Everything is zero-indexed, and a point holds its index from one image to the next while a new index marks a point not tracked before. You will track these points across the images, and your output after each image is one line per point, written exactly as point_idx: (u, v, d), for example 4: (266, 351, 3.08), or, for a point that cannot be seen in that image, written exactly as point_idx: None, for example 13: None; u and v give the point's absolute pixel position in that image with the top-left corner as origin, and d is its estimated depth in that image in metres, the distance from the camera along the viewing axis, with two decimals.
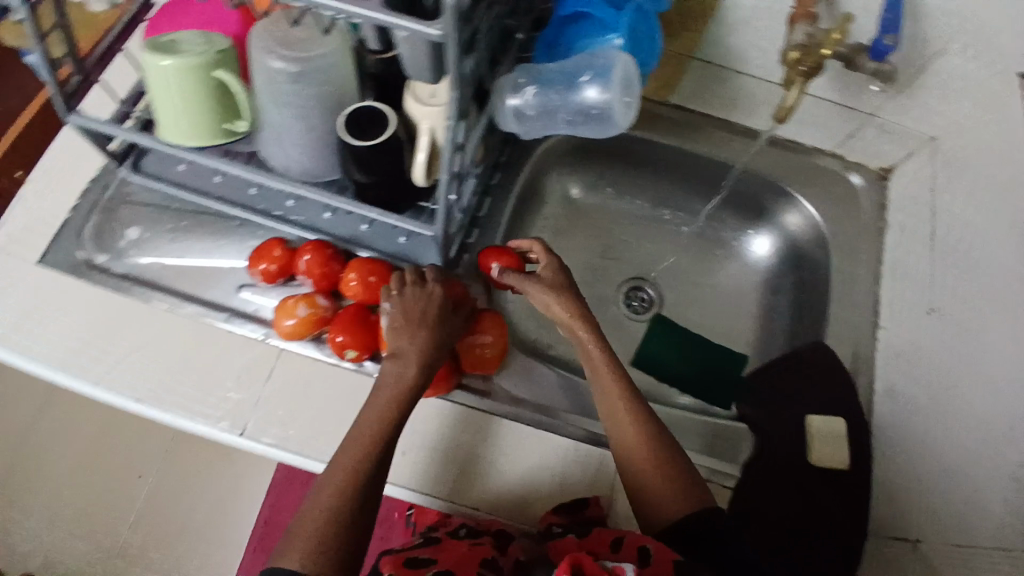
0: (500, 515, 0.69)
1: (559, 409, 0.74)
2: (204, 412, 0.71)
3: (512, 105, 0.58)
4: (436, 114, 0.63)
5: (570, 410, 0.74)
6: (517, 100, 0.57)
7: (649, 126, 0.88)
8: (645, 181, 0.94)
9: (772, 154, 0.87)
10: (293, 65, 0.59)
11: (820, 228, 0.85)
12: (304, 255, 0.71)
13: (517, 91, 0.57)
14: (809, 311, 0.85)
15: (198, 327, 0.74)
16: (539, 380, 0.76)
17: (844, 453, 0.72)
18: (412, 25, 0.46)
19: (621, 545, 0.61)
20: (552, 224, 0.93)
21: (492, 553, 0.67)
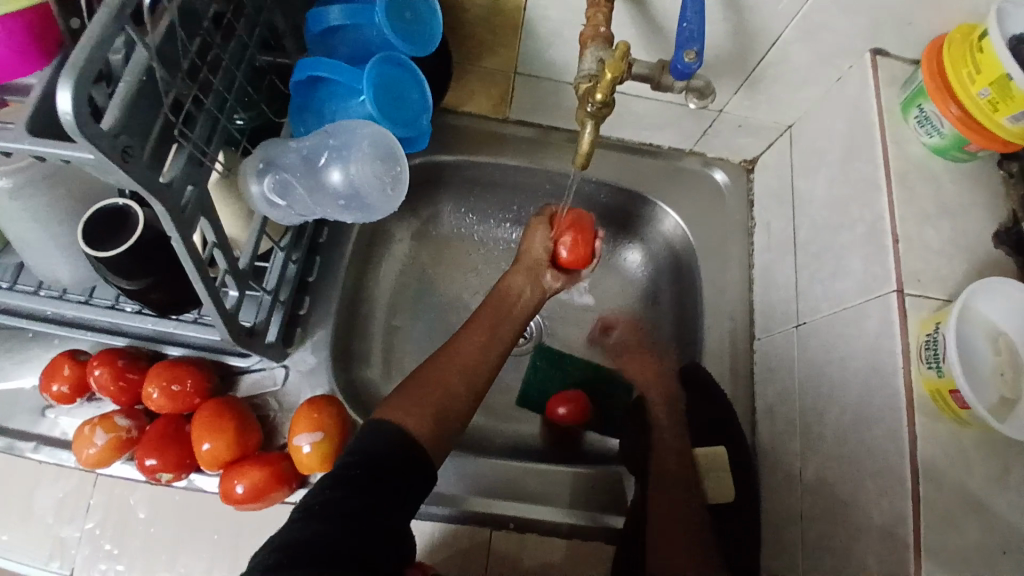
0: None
1: (467, 493, 0.68)
2: (27, 557, 0.62)
3: (257, 191, 0.53)
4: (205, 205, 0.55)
5: (478, 492, 0.68)
6: (261, 185, 0.53)
7: (495, 147, 0.80)
8: (504, 203, 0.85)
9: (627, 161, 0.82)
10: (5, 179, 0.51)
11: (687, 233, 0.79)
12: (93, 370, 0.63)
13: (260, 175, 0.52)
14: (686, 326, 0.79)
15: (3, 462, 0.65)
16: (448, 468, 0.70)
17: (728, 487, 0.68)
18: (64, 151, 0.38)
19: None
20: (408, 265, 0.84)
21: None
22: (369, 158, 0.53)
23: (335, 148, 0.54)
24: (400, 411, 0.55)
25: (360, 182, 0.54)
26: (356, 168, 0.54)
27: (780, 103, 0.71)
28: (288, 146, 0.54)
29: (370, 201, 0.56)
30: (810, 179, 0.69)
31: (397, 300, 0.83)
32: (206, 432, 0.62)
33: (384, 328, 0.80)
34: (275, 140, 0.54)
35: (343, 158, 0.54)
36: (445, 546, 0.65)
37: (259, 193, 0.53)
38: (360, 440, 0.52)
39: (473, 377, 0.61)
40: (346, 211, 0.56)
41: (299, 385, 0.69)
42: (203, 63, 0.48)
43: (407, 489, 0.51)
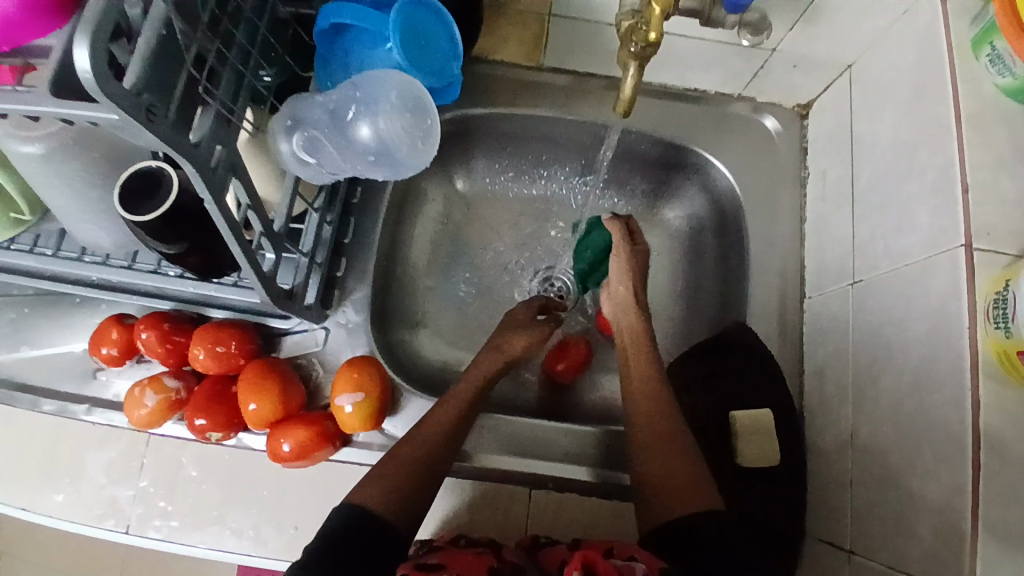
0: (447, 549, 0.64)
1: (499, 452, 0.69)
2: (86, 515, 0.65)
3: (286, 150, 0.49)
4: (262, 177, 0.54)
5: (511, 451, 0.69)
6: (289, 143, 0.49)
7: (531, 98, 0.76)
8: (539, 158, 0.82)
9: (669, 109, 0.77)
10: (40, 146, 0.51)
11: (734, 186, 0.75)
12: (140, 333, 0.63)
13: (287, 134, 0.49)
14: (731, 283, 0.76)
15: (60, 424, 0.68)
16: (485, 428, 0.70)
17: (772, 450, 0.65)
18: (85, 110, 0.37)
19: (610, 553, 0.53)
20: (443, 224, 0.83)
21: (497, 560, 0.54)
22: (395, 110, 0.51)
23: (360, 104, 0.52)
24: (371, 492, 0.55)
25: (387, 136, 0.53)
26: (382, 122, 0.52)
27: (837, 40, 0.65)
28: (313, 98, 0.51)
29: (398, 157, 0.54)
30: (870, 124, 0.65)
31: (435, 260, 0.82)
32: (252, 392, 0.62)
33: (420, 288, 0.79)
34: (298, 95, 0.51)
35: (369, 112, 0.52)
36: (478, 509, 0.66)
37: (288, 152, 0.49)
38: (333, 525, 0.52)
39: (428, 455, 0.59)
40: (376, 167, 0.54)
41: (341, 345, 0.69)
42: (223, 15, 0.46)
43: (381, 555, 0.51)
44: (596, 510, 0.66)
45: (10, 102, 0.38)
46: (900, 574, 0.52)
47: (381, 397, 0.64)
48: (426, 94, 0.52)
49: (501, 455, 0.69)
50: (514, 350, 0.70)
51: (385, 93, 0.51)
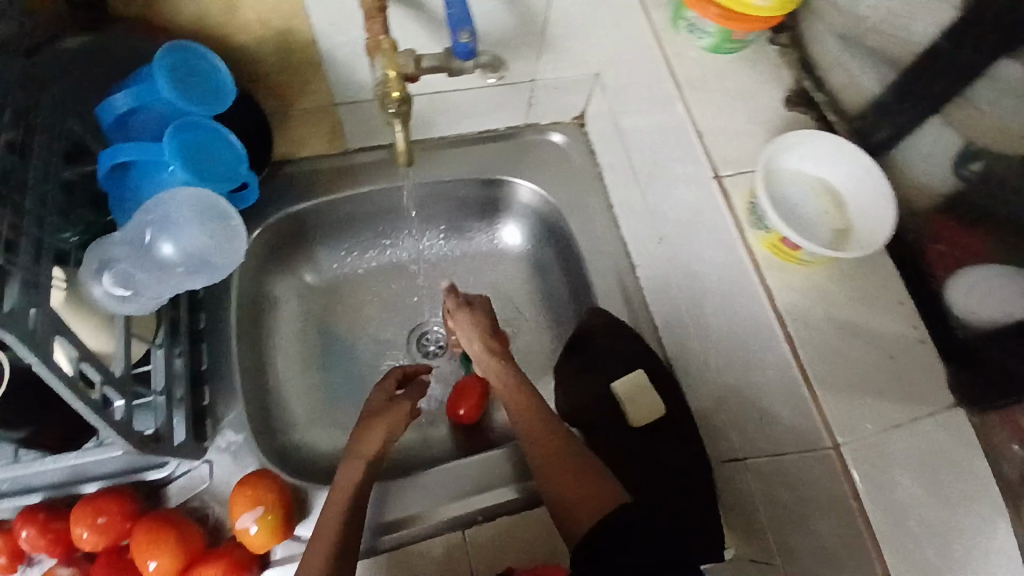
0: None
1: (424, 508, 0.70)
2: None
3: (101, 292, 0.53)
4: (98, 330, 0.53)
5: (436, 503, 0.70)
6: (103, 285, 0.53)
7: (345, 181, 0.82)
8: (372, 230, 0.87)
9: (470, 153, 0.86)
10: None
11: (549, 199, 0.85)
12: (20, 532, 0.60)
13: (97, 277, 0.53)
14: (576, 278, 0.85)
15: None
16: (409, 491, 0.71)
17: (655, 400, 0.71)
18: None
19: None
20: (304, 321, 0.85)
21: None
22: (193, 220, 0.56)
23: (158, 226, 0.56)
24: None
25: (195, 246, 0.57)
26: (184, 235, 0.56)
27: (577, 57, 0.78)
28: (110, 239, 0.55)
29: (212, 260, 0.59)
30: (628, 113, 0.77)
31: (307, 355, 0.83)
32: (149, 549, 0.59)
33: (301, 388, 0.80)
34: (96, 243, 0.54)
35: (168, 230, 0.56)
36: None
37: (104, 293, 0.53)
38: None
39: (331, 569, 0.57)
40: (191, 275, 0.58)
41: (229, 471, 0.67)
42: (5, 188, 0.47)
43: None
44: (516, 529, 0.68)
45: None
46: None
47: (287, 504, 0.63)
48: (220, 199, 0.58)
49: (403, 523, 0.69)
50: (374, 443, 0.66)
51: (178, 209, 0.55)
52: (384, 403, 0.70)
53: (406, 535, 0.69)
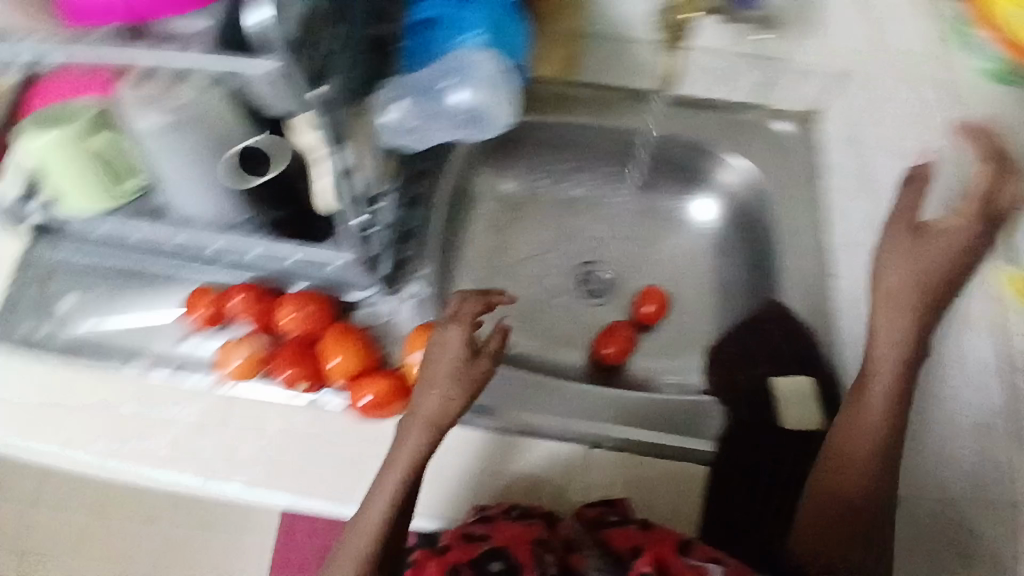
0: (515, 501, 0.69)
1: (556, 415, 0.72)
2: (162, 471, 0.68)
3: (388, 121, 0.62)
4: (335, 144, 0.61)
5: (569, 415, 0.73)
6: (394, 113, 0.62)
7: (568, 106, 0.86)
8: (575, 161, 0.91)
9: (689, 114, 0.85)
10: (170, 116, 0.58)
11: (760, 183, 0.84)
12: (232, 297, 0.72)
13: (394, 105, 0.62)
14: (757, 269, 0.84)
15: (140, 386, 0.71)
16: (551, 395, 0.74)
17: (813, 410, 0.72)
18: (248, 61, 0.45)
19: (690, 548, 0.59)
20: (490, 223, 0.91)
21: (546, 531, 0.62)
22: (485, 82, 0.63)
23: (457, 73, 0.63)
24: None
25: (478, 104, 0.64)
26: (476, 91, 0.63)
27: None
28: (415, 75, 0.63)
29: (489, 118, 0.65)
30: None
31: (484, 253, 0.90)
32: (337, 346, 0.69)
33: (472, 278, 0.87)
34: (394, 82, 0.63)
35: (466, 80, 0.63)
36: (494, 471, 0.70)
37: (389, 121, 0.62)
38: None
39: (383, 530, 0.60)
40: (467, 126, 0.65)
41: (407, 316, 0.76)
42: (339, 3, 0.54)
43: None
44: (604, 466, 0.70)
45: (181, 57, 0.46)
46: None
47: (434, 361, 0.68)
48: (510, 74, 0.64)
49: (500, 415, 0.72)
50: (430, 412, 0.62)
51: (476, 69, 0.62)
52: (454, 357, 0.63)
53: (498, 426, 0.72)
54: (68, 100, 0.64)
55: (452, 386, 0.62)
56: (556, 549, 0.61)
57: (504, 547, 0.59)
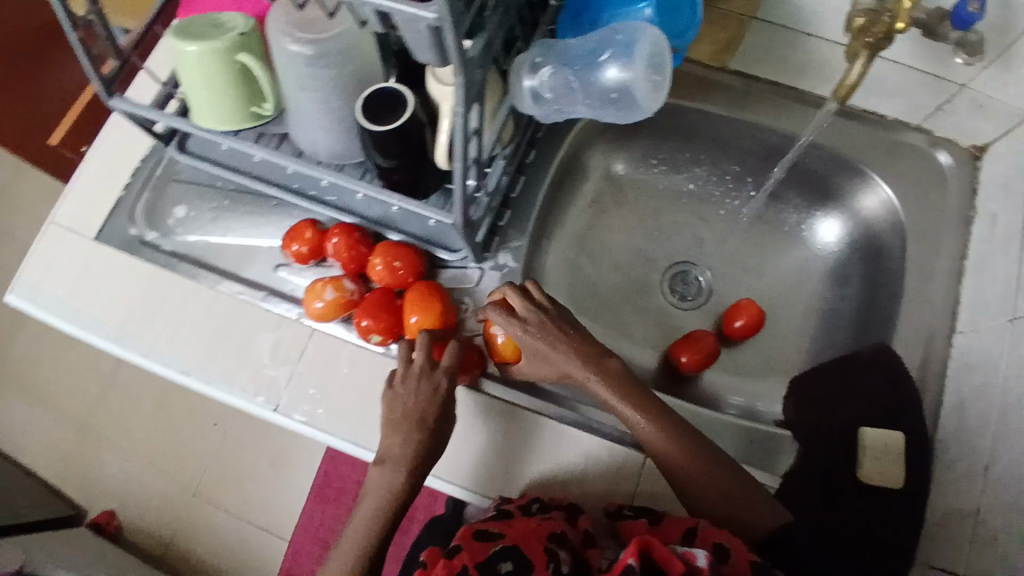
0: (560, 491, 0.70)
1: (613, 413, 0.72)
2: (242, 388, 0.72)
3: (529, 86, 0.55)
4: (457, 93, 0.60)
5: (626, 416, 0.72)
6: (533, 81, 0.54)
7: (705, 95, 0.80)
8: (696, 154, 0.86)
9: (835, 125, 0.78)
10: (310, 48, 0.58)
11: (898, 214, 0.76)
12: (333, 238, 0.70)
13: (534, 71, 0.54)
14: (870, 306, 0.78)
15: (234, 304, 0.75)
16: None
17: (899, 471, 0.67)
18: (407, 8, 0.43)
19: (693, 536, 0.62)
20: (593, 203, 0.88)
21: (563, 527, 0.65)
22: (641, 61, 0.52)
23: (610, 49, 0.53)
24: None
25: (624, 86, 0.54)
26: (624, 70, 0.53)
27: None
28: (567, 43, 0.55)
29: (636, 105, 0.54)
30: None
31: (581, 232, 0.87)
32: (415, 306, 0.69)
33: (563, 256, 0.85)
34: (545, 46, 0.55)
35: (620, 59, 0.53)
36: (531, 454, 0.71)
37: (530, 87, 0.55)
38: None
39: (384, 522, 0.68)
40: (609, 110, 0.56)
41: (493, 286, 0.75)
42: None
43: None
44: (653, 474, 0.69)
45: None
46: None
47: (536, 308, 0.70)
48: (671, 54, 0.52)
49: (550, 399, 0.73)
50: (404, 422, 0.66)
51: (636, 45, 0.52)
52: (422, 386, 0.66)
53: (545, 409, 0.72)
54: (217, 13, 0.64)
55: (422, 402, 0.66)
56: (569, 546, 0.64)
57: (514, 546, 0.63)
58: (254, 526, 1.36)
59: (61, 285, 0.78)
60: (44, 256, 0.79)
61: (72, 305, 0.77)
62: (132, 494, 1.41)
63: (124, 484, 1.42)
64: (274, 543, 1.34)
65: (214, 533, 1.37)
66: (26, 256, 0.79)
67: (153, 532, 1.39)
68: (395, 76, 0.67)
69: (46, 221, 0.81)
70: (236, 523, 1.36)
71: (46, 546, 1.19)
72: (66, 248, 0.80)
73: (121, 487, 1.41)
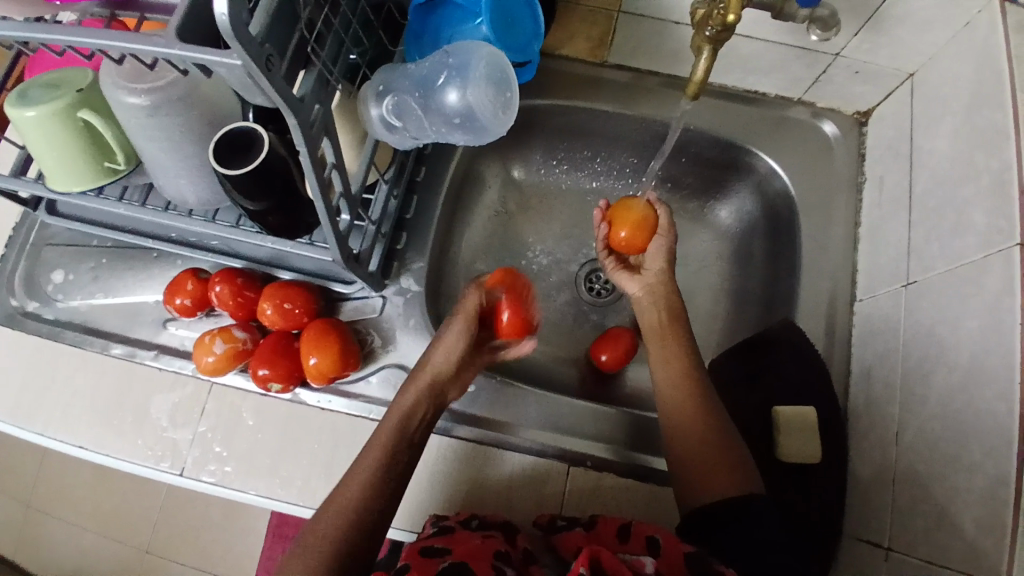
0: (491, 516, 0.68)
1: (537, 426, 0.71)
2: (143, 455, 0.68)
3: (377, 114, 0.55)
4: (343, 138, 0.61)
5: (551, 429, 0.71)
6: (379, 108, 0.54)
7: (592, 92, 0.79)
8: (593, 149, 0.85)
9: (719, 107, 0.79)
10: (146, 98, 0.54)
11: (789, 190, 0.77)
12: (215, 286, 0.67)
13: (378, 99, 0.54)
14: (776, 283, 0.78)
15: (126, 367, 0.71)
16: (533, 403, 0.72)
17: (815, 446, 0.67)
18: (209, 56, 0.40)
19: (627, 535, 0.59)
20: (497, 210, 0.86)
21: (504, 546, 0.60)
22: (479, 78, 0.52)
23: (448, 72, 0.53)
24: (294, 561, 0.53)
25: (468, 107, 0.53)
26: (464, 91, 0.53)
27: (902, 48, 0.67)
28: (404, 70, 0.55)
29: (484, 126, 0.54)
30: (931, 130, 0.66)
31: (488, 242, 0.85)
32: (314, 347, 0.65)
33: (472, 269, 0.83)
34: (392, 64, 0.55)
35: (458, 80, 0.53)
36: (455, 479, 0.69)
37: (378, 115, 0.55)
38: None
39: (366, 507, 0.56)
40: (460, 131, 0.55)
41: (397, 313, 0.72)
42: None
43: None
44: (581, 485, 0.69)
45: (140, 44, 0.41)
46: (939, 566, 0.52)
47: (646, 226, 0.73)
48: (511, 69, 0.53)
49: (464, 420, 0.71)
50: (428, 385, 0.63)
51: (471, 63, 0.52)
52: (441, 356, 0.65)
53: (461, 431, 0.71)
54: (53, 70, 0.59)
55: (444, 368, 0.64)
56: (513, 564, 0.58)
57: (462, 562, 0.56)
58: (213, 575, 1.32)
59: None
60: None
61: None
62: (83, 561, 1.35)
63: (74, 551, 1.36)
64: None
65: None
66: None
67: None
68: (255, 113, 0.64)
69: None
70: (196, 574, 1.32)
71: None
72: None
73: (72, 556, 1.36)
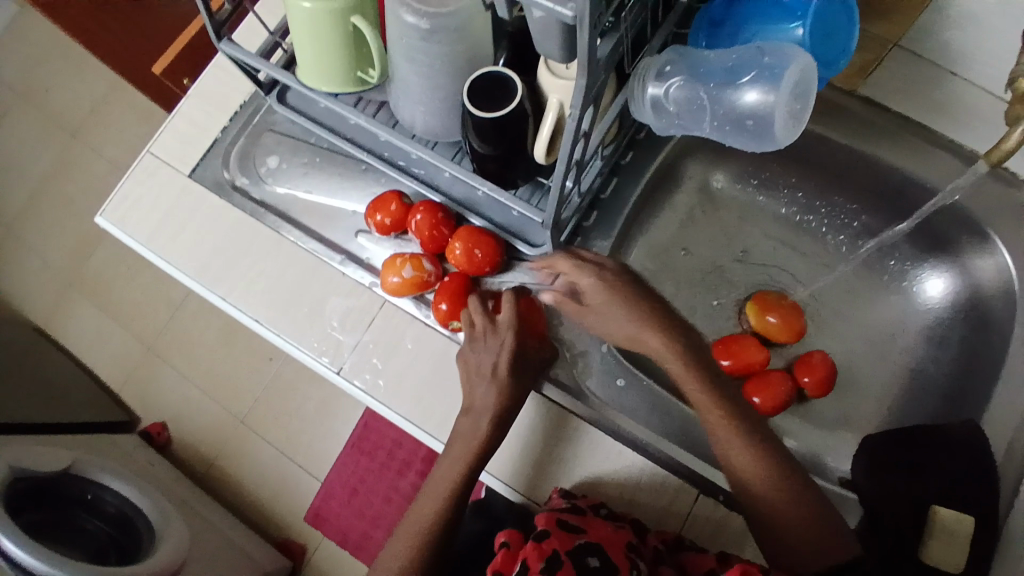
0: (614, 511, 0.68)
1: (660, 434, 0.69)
2: (309, 345, 0.73)
3: (654, 93, 0.60)
4: (568, 88, 0.57)
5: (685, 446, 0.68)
6: (659, 89, 0.60)
7: (831, 120, 0.74)
8: (806, 179, 0.82)
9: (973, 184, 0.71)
10: (427, 22, 0.55)
11: (1012, 282, 0.70)
12: (417, 214, 0.70)
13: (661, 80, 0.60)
14: (971, 372, 0.72)
15: (313, 263, 0.75)
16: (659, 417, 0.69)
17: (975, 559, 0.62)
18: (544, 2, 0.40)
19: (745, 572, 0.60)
20: (682, 213, 0.85)
21: (634, 538, 0.64)
22: (776, 86, 0.55)
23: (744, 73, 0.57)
24: None
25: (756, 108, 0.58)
26: (755, 93, 0.57)
27: None
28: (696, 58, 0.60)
29: (766, 129, 0.58)
30: None
31: (669, 241, 0.85)
32: None
33: (644, 264, 0.82)
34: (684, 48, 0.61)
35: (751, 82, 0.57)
36: (576, 462, 0.69)
37: (655, 95, 0.60)
38: None
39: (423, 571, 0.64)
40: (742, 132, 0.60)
41: None
42: None
43: None
44: (705, 513, 0.67)
45: None
46: None
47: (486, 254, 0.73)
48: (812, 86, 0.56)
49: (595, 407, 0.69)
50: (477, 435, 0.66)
51: (772, 72, 0.56)
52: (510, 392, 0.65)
53: (579, 410, 0.69)
54: None
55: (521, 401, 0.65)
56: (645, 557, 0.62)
57: (598, 544, 0.61)
58: (292, 461, 1.36)
59: (151, 217, 0.79)
60: (139, 186, 0.80)
61: (156, 239, 0.78)
62: (188, 415, 1.43)
63: (178, 400, 1.44)
64: (308, 484, 1.35)
65: (257, 460, 1.38)
66: (121, 181, 0.80)
67: (198, 452, 1.42)
68: (503, 58, 0.64)
69: (144, 150, 0.81)
70: (275, 455, 1.37)
71: (98, 445, 1.22)
72: (159, 182, 0.80)
73: (162, 403, 1.45)
